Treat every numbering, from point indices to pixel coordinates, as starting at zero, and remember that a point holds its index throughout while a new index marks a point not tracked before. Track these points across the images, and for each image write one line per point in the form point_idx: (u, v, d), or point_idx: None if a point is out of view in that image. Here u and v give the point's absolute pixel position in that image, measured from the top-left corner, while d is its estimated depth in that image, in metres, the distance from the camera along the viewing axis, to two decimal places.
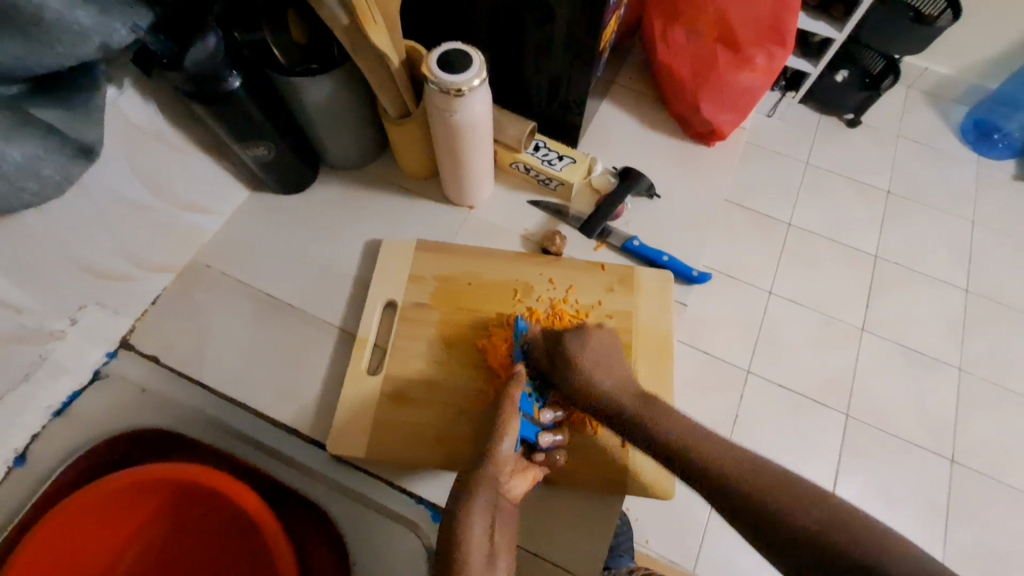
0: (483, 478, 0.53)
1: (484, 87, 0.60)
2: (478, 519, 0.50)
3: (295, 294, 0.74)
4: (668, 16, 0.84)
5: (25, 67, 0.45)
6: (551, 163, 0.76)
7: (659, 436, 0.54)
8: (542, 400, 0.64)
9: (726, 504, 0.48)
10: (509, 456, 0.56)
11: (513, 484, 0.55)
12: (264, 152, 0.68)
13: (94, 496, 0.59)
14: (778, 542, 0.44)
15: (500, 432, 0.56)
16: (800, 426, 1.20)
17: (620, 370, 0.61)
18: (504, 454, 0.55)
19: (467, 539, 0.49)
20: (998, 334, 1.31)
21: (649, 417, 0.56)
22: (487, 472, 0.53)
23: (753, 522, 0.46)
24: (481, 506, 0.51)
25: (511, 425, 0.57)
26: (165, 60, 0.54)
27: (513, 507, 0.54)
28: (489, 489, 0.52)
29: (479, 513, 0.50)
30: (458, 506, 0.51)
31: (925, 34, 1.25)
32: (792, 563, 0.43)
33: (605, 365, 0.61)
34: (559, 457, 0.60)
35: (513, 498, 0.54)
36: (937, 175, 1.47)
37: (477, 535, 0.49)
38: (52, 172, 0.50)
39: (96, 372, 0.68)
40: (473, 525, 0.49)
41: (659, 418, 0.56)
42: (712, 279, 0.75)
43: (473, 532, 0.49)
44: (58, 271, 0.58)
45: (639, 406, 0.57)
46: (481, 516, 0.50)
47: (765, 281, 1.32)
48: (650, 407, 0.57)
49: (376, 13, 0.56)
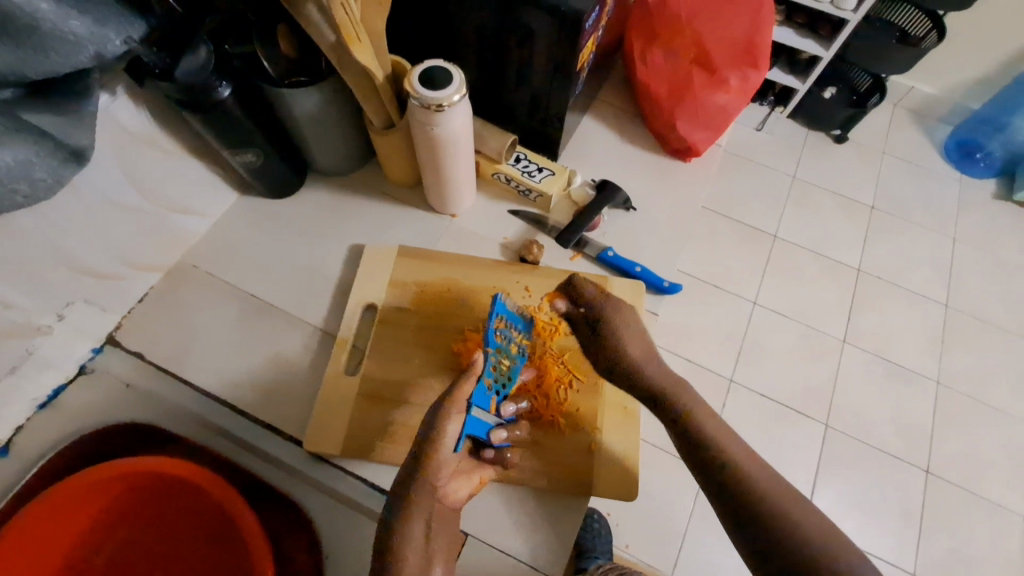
0: (417, 491, 0.55)
1: (465, 102, 0.63)
2: (413, 529, 0.54)
3: (279, 296, 0.76)
4: (647, 37, 0.86)
5: (20, 74, 0.47)
6: (531, 175, 0.79)
7: (688, 420, 0.57)
8: (503, 392, 0.65)
9: (714, 481, 0.53)
10: (449, 457, 0.58)
11: (454, 488, 0.61)
12: (252, 158, 0.71)
13: (77, 487, 0.61)
14: (751, 526, 0.49)
15: (437, 439, 0.56)
16: (779, 435, 1.23)
17: (652, 355, 0.63)
18: (444, 459, 0.57)
19: (404, 550, 0.52)
20: (975, 349, 1.34)
21: (682, 401, 0.59)
22: (421, 482, 0.55)
23: (733, 505, 0.50)
24: (418, 517, 0.54)
25: (450, 428, 0.57)
26: (157, 70, 0.56)
27: (453, 505, 0.60)
28: (424, 502, 0.55)
29: (415, 522, 0.54)
30: (395, 514, 0.54)
31: (909, 54, 1.28)
32: (757, 546, 0.48)
33: (641, 355, 0.63)
34: (506, 454, 0.64)
35: (452, 502, 0.60)
36: (921, 192, 1.51)
37: (416, 540, 0.53)
38: (43, 175, 0.52)
39: (81, 367, 0.70)
40: (407, 543, 0.53)
41: (693, 409, 0.58)
42: (682, 291, 0.78)
43: (409, 540, 0.53)
44: (49, 269, 0.60)
45: (666, 382, 0.61)
46: (419, 525, 0.54)
47: (749, 292, 1.35)
48: (668, 381, 0.61)
49: (360, 31, 0.58)
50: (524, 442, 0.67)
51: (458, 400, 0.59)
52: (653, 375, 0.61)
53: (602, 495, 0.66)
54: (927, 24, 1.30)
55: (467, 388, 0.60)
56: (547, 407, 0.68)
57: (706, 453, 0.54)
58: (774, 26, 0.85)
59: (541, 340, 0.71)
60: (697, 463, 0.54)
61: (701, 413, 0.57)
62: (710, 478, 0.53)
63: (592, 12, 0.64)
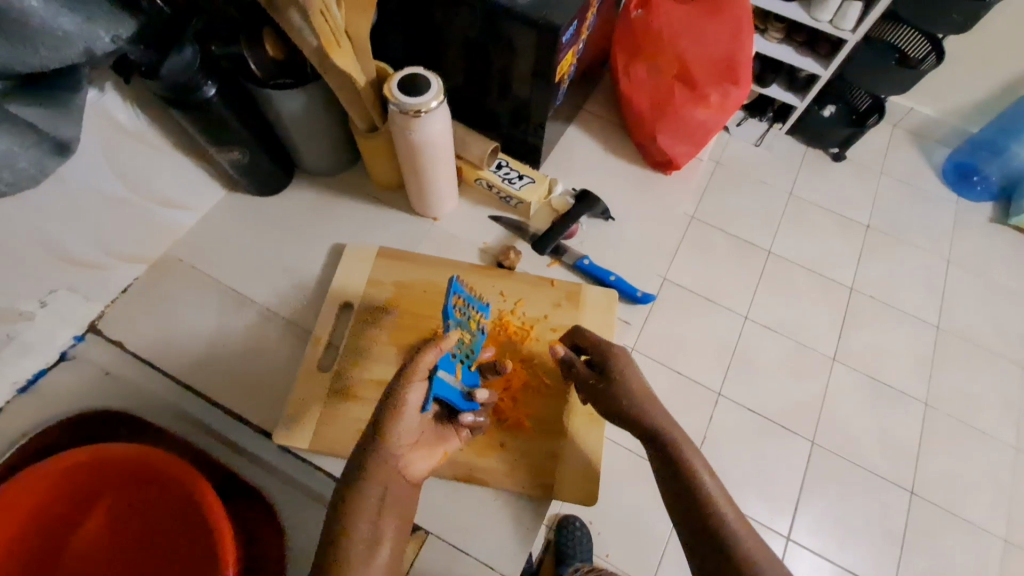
0: (370, 466, 0.54)
1: (443, 108, 0.65)
2: (365, 511, 0.53)
3: (259, 291, 0.78)
4: (631, 52, 0.89)
5: (9, 67, 0.48)
6: (511, 182, 0.80)
7: (687, 478, 0.55)
8: (468, 360, 0.64)
9: (692, 528, 0.53)
10: (408, 432, 0.57)
11: (413, 461, 0.58)
12: (238, 155, 0.73)
13: (55, 470, 0.64)
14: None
15: (397, 411, 0.55)
16: (766, 451, 1.23)
17: (653, 398, 0.61)
18: (400, 434, 0.56)
19: (351, 533, 0.52)
20: (964, 372, 1.34)
21: (679, 448, 0.57)
22: (376, 462, 0.55)
23: (706, 555, 0.51)
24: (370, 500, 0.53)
25: (410, 400, 0.56)
26: (144, 68, 0.58)
27: (413, 480, 0.58)
28: (377, 481, 0.54)
29: (365, 506, 0.53)
30: (347, 495, 0.54)
31: (907, 76, 1.25)
32: None
33: (641, 398, 0.61)
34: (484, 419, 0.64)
35: (410, 477, 0.57)
36: (917, 213, 1.51)
37: (364, 526, 0.52)
38: (27, 165, 0.54)
39: (62, 354, 0.72)
40: (355, 519, 0.52)
41: (697, 467, 0.55)
42: (655, 301, 0.80)
43: (359, 525, 0.52)
44: (33, 256, 0.62)
45: (663, 420, 0.59)
46: (370, 511, 0.53)
47: (740, 306, 1.32)
48: (662, 417, 0.59)
49: (341, 37, 0.60)
50: (489, 443, 0.68)
51: (417, 371, 0.56)
52: (648, 410, 0.60)
53: (562, 500, 0.67)
54: (927, 47, 1.23)
55: (428, 359, 0.57)
56: (515, 409, 0.70)
57: (689, 498, 0.54)
58: (753, 44, 0.85)
59: (512, 344, 0.73)
60: (679, 508, 0.54)
61: (703, 473, 0.55)
62: (687, 522, 0.53)
63: (570, 26, 0.66)
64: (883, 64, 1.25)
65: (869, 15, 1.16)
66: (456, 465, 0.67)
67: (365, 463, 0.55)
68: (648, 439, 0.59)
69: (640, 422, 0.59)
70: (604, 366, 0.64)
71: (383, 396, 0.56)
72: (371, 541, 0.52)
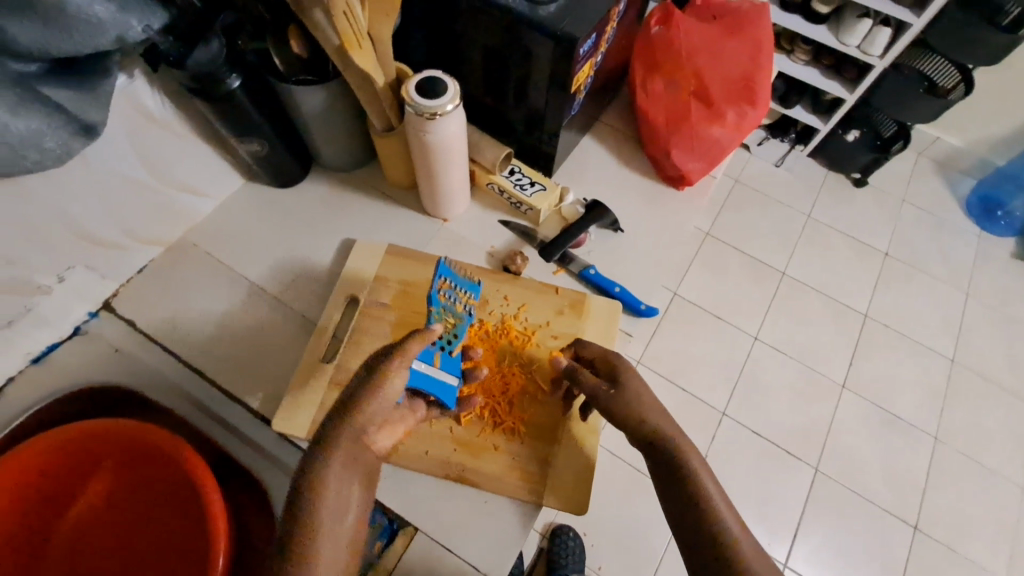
0: (337, 436, 0.51)
1: (458, 112, 0.66)
2: (333, 482, 0.49)
3: (269, 281, 0.79)
4: (649, 67, 0.90)
5: (45, 50, 0.50)
6: (523, 188, 0.81)
7: (691, 486, 0.52)
8: (449, 346, 0.66)
9: (692, 534, 0.50)
10: (383, 409, 0.54)
11: (379, 438, 0.55)
12: (257, 147, 0.74)
13: (60, 440, 0.66)
14: None
15: (376, 388, 0.54)
16: (767, 475, 1.21)
17: (657, 404, 0.59)
18: (375, 410, 0.53)
19: (320, 504, 0.47)
20: (977, 408, 1.31)
21: (684, 455, 0.55)
22: (349, 432, 0.51)
23: (705, 562, 0.48)
24: (338, 473, 0.49)
25: (391, 379, 0.55)
26: (171, 58, 0.59)
27: (377, 458, 0.54)
28: (348, 452, 0.50)
29: (332, 479, 0.49)
30: (313, 467, 0.49)
31: (936, 105, 1.23)
32: None
33: (646, 404, 0.59)
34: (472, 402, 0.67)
35: (376, 452, 0.54)
36: (937, 244, 1.49)
37: (334, 498, 0.48)
38: (53, 145, 0.56)
39: (76, 329, 0.74)
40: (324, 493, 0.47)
41: (701, 477, 0.53)
42: (658, 315, 0.80)
43: (329, 496, 0.48)
44: (54, 232, 0.65)
45: (668, 426, 0.57)
46: (340, 482, 0.49)
47: (750, 326, 1.31)
48: (666, 423, 0.57)
49: (361, 38, 0.62)
50: (483, 445, 0.69)
51: (405, 356, 0.56)
52: (653, 416, 0.58)
53: (551, 506, 0.67)
54: (955, 76, 1.21)
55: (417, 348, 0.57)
56: (511, 414, 0.70)
57: (692, 504, 0.51)
58: (769, 68, 0.90)
59: (512, 349, 0.74)
60: (680, 513, 0.52)
61: (706, 480, 0.53)
62: (688, 530, 0.50)
63: (587, 38, 0.67)
64: (912, 92, 1.22)
65: (898, 43, 1.16)
66: (448, 465, 0.68)
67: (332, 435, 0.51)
68: (652, 444, 0.56)
69: (644, 426, 0.57)
70: (612, 375, 0.63)
71: (361, 375, 0.55)
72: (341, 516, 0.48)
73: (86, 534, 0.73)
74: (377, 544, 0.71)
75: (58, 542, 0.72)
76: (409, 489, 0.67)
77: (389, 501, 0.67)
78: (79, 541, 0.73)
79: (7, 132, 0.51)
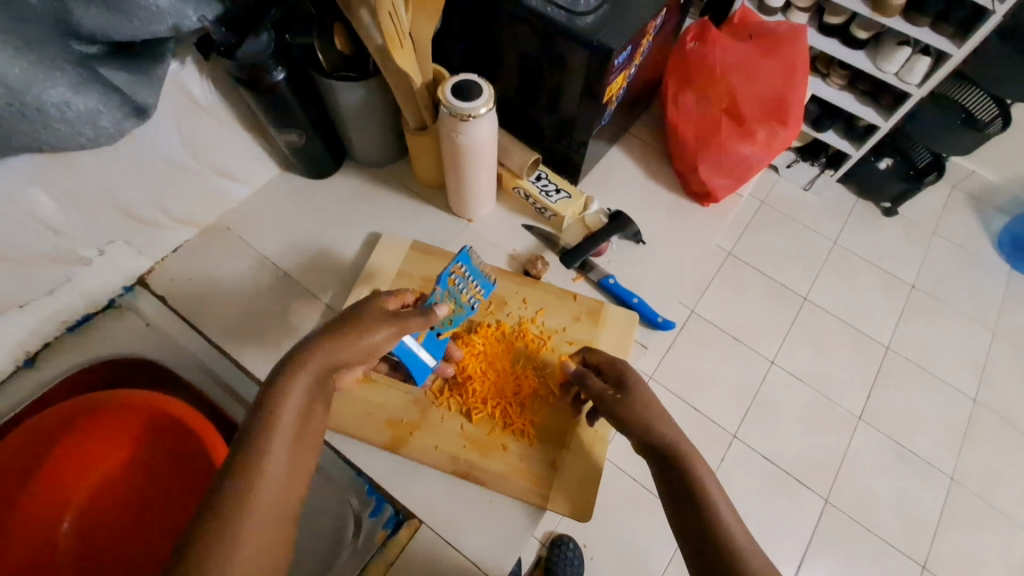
0: (315, 352, 0.54)
1: (491, 116, 0.67)
2: (295, 395, 0.51)
3: (295, 267, 0.81)
4: (682, 82, 0.90)
5: (106, 35, 0.53)
6: (548, 195, 0.82)
7: (700, 497, 0.52)
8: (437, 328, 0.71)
9: (697, 546, 0.50)
10: (361, 351, 0.58)
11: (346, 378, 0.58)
12: (295, 138, 0.77)
13: (86, 407, 0.72)
14: None
15: (362, 332, 0.58)
16: (775, 501, 1.19)
17: (663, 412, 0.59)
18: (354, 349, 0.57)
19: (278, 410, 0.50)
20: (998, 451, 1.28)
21: (692, 465, 0.55)
22: (327, 354, 0.55)
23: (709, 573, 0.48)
24: (302, 388, 0.52)
25: (378, 330, 0.60)
26: (223, 48, 0.61)
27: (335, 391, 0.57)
28: (316, 370, 0.54)
29: (296, 392, 0.51)
30: (282, 376, 0.52)
31: (973, 138, 1.20)
32: None
33: (654, 413, 0.59)
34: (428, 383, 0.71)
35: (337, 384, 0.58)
36: (966, 279, 1.46)
37: (291, 411, 0.50)
38: (107, 124, 0.58)
39: (111, 301, 0.79)
40: (288, 395, 0.51)
41: (706, 482, 0.53)
42: (675, 329, 0.81)
43: (287, 408, 0.50)
44: (99, 207, 0.68)
45: (678, 437, 0.57)
46: (300, 398, 0.51)
47: (768, 350, 1.29)
48: (674, 433, 0.57)
49: (404, 39, 0.64)
50: (492, 444, 0.70)
51: (400, 322, 0.62)
52: (663, 427, 0.58)
53: (556, 510, 0.67)
54: (994, 111, 1.17)
55: (413, 325, 0.63)
56: (519, 416, 0.71)
57: (698, 515, 0.51)
58: (802, 90, 0.89)
59: (526, 352, 0.75)
60: (686, 524, 0.52)
61: (711, 486, 0.53)
62: (694, 541, 0.50)
63: (622, 50, 0.68)
64: (948, 125, 1.21)
65: (936, 72, 1.13)
66: (456, 461, 0.69)
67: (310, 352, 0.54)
68: (660, 453, 0.57)
69: (652, 436, 0.58)
70: (621, 380, 0.64)
71: (355, 315, 0.60)
72: (302, 420, 0.51)
73: (101, 505, 0.78)
74: (382, 532, 0.69)
75: (73, 514, 0.76)
76: (417, 482, 0.68)
77: (395, 491, 0.68)
78: (93, 512, 0.77)
79: (66, 108, 0.54)
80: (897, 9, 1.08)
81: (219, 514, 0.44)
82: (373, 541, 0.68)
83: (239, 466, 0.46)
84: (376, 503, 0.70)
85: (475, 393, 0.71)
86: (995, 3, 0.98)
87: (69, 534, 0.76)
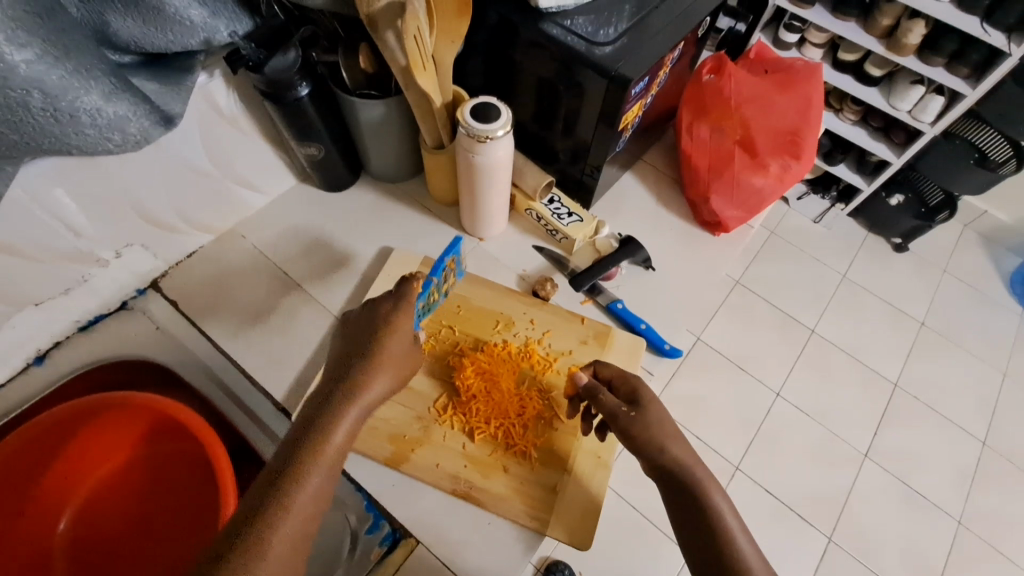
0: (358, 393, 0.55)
1: (508, 138, 0.68)
2: (341, 430, 0.53)
3: (306, 278, 0.82)
4: (697, 113, 0.92)
5: (139, 44, 0.56)
6: (560, 218, 0.83)
7: (710, 516, 0.53)
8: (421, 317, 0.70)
9: (706, 564, 0.52)
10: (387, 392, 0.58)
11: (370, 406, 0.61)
12: (315, 152, 0.78)
13: (67, 414, 0.71)
14: None
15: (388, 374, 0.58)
16: (778, 539, 1.16)
17: (678, 435, 0.58)
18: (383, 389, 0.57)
19: (325, 440, 0.51)
20: (1007, 496, 1.25)
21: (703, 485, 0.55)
22: (367, 395, 0.55)
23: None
24: (346, 423, 0.53)
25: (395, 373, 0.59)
26: (251, 63, 0.64)
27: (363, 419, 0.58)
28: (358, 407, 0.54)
29: (341, 427, 0.53)
30: (335, 406, 0.53)
31: (984, 177, 1.21)
32: None
33: (668, 433, 0.58)
34: None
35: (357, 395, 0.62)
36: (978, 319, 1.45)
37: (337, 443, 0.52)
38: (135, 131, 0.59)
39: (123, 303, 0.80)
40: (326, 452, 0.51)
41: (717, 505, 0.54)
42: (681, 357, 0.81)
43: (333, 441, 0.52)
44: (122, 211, 0.70)
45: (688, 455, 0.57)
46: (345, 429, 0.53)
47: (774, 382, 1.26)
48: (676, 447, 0.57)
49: (426, 60, 0.65)
50: (493, 465, 0.69)
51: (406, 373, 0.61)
52: (670, 444, 0.57)
53: (554, 536, 0.67)
54: (1008, 151, 1.17)
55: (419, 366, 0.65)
56: (524, 437, 0.71)
57: (708, 530, 0.52)
58: (818, 126, 0.90)
59: (532, 374, 0.75)
60: (693, 538, 0.53)
61: (727, 515, 0.53)
62: (698, 558, 0.52)
63: (640, 80, 0.69)
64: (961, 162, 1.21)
65: (952, 111, 1.13)
66: (457, 480, 0.68)
67: (350, 398, 0.54)
68: (667, 474, 0.57)
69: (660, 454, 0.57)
70: (635, 397, 0.62)
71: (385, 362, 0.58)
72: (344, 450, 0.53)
73: (99, 504, 0.78)
74: (378, 550, 0.67)
75: (70, 514, 0.76)
76: (416, 499, 0.68)
77: (395, 508, 0.68)
78: (92, 513, 0.77)
79: (97, 115, 0.55)
80: (911, 49, 1.09)
81: (249, 533, 0.46)
82: (368, 559, 0.67)
83: (264, 510, 0.47)
84: (372, 520, 0.68)
85: (478, 413, 0.71)
86: (1011, 45, 0.98)
87: (66, 534, 0.76)
